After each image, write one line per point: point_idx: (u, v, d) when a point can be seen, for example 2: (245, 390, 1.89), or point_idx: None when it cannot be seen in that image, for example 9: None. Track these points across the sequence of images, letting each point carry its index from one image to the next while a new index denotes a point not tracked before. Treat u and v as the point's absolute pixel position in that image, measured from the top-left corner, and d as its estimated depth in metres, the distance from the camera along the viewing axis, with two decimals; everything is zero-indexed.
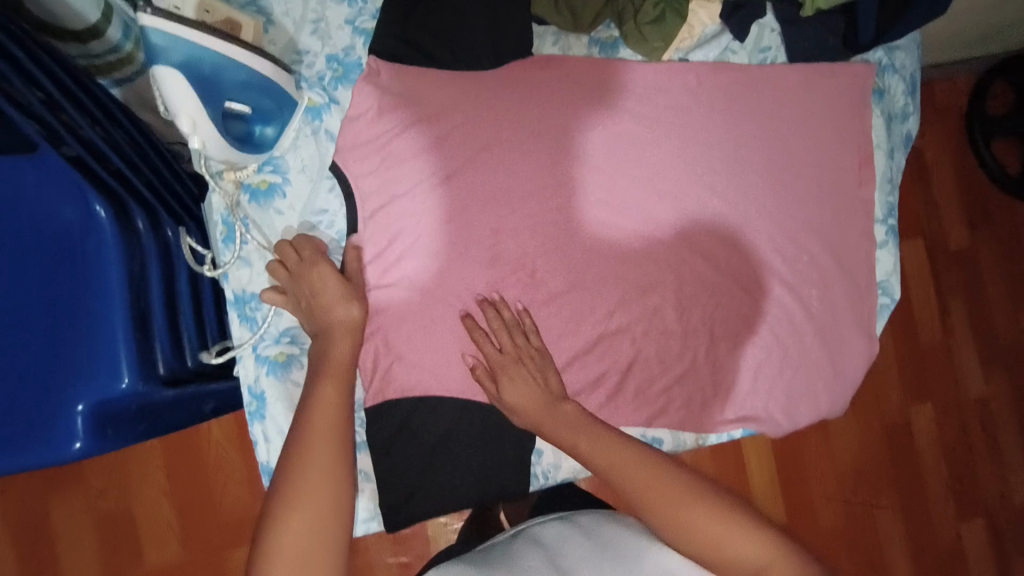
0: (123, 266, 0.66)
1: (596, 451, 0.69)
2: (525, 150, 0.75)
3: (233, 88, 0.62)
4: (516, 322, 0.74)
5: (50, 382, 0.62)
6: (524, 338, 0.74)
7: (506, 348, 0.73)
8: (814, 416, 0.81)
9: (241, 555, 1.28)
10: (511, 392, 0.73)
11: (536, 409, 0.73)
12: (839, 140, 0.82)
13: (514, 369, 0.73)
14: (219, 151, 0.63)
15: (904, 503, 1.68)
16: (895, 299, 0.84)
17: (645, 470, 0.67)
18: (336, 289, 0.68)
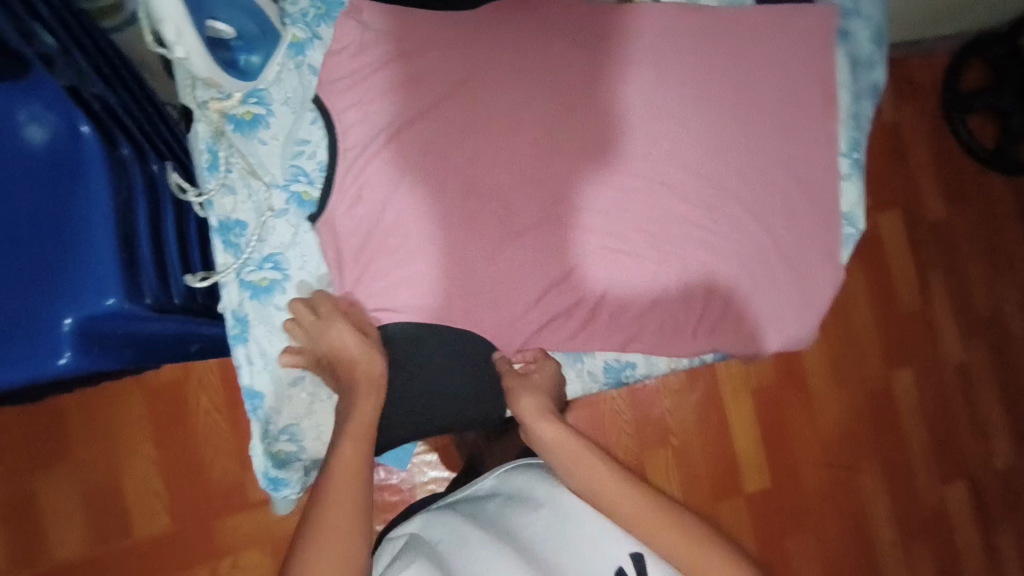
0: (110, 190, 0.68)
1: (567, 450, 0.82)
2: (502, 83, 0.78)
3: (216, 4, 0.65)
4: (552, 368, 0.85)
5: (39, 298, 0.64)
6: (553, 372, 0.85)
7: (536, 376, 0.84)
8: (783, 341, 0.85)
9: (228, 524, 1.28)
10: (529, 403, 0.81)
11: (536, 405, 0.82)
12: (804, 76, 0.86)
13: (540, 382, 0.84)
14: (204, 67, 0.65)
15: (887, 467, 1.70)
16: (860, 229, 0.88)
17: (604, 469, 0.81)
18: (356, 348, 0.73)
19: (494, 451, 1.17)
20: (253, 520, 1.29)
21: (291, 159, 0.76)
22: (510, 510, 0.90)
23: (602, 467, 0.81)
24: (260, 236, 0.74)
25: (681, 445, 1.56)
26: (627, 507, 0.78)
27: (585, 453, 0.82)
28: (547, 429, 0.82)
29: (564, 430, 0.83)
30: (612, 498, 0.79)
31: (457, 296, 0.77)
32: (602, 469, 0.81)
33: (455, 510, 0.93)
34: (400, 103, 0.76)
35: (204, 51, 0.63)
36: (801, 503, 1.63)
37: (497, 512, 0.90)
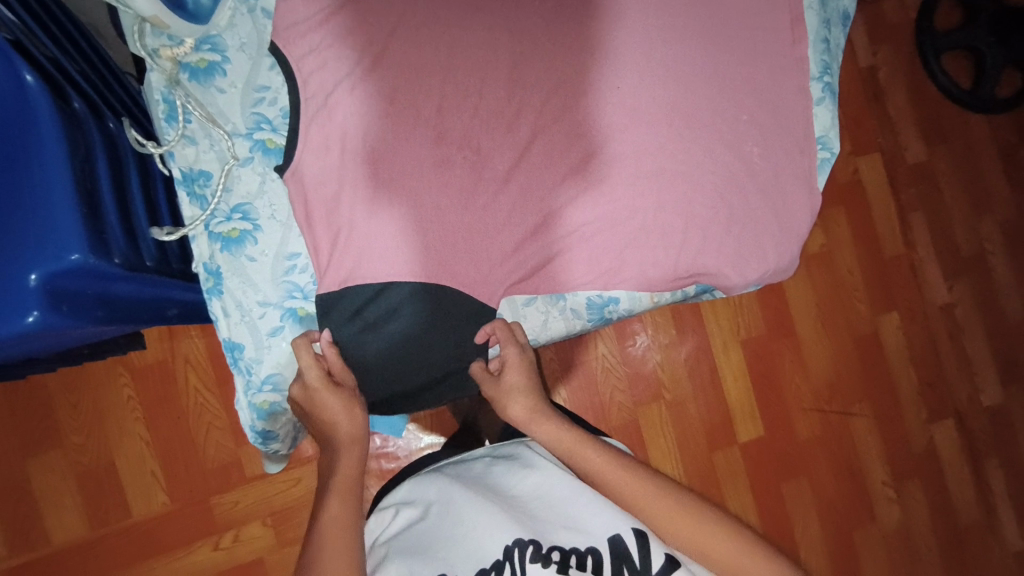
0: (63, 143, 0.65)
1: (568, 442, 0.85)
2: (463, 24, 0.77)
3: None
4: (518, 349, 0.84)
5: (2, 256, 0.62)
6: (522, 353, 0.85)
7: (512, 375, 0.85)
8: (763, 271, 0.84)
9: (227, 501, 1.28)
10: (517, 408, 0.85)
11: (530, 406, 0.86)
12: (770, 2, 0.85)
13: (513, 377, 0.85)
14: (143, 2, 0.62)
15: (877, 410, 1.72)
16: (835, 151, 0.87)
17: (592, 452, 0.84)
18: (330, 397, 0.74)
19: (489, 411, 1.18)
20: (251, 494, 1.29)
21: (251, 107, 0.74)
22: (498, 470, 0.93)
23: (599, 457, 0.84)
24: (225, 186, 0.73)
25: (673, 400, 1.58)
26: (610, 478, 0.82)
27: (579, 443, 0.85)
28: (546, 428, 0.86)
29: (562, 426, 0.86)
30: (597, 472, 0.83)
31: (430, 249, 0.74)
32: (586, 450, 0.84)
33: (442, 473, 0.95)
34: (360, 45, 0.74)
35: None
36: (793, 448, 1.65)
37: (484, 473, 0.93)
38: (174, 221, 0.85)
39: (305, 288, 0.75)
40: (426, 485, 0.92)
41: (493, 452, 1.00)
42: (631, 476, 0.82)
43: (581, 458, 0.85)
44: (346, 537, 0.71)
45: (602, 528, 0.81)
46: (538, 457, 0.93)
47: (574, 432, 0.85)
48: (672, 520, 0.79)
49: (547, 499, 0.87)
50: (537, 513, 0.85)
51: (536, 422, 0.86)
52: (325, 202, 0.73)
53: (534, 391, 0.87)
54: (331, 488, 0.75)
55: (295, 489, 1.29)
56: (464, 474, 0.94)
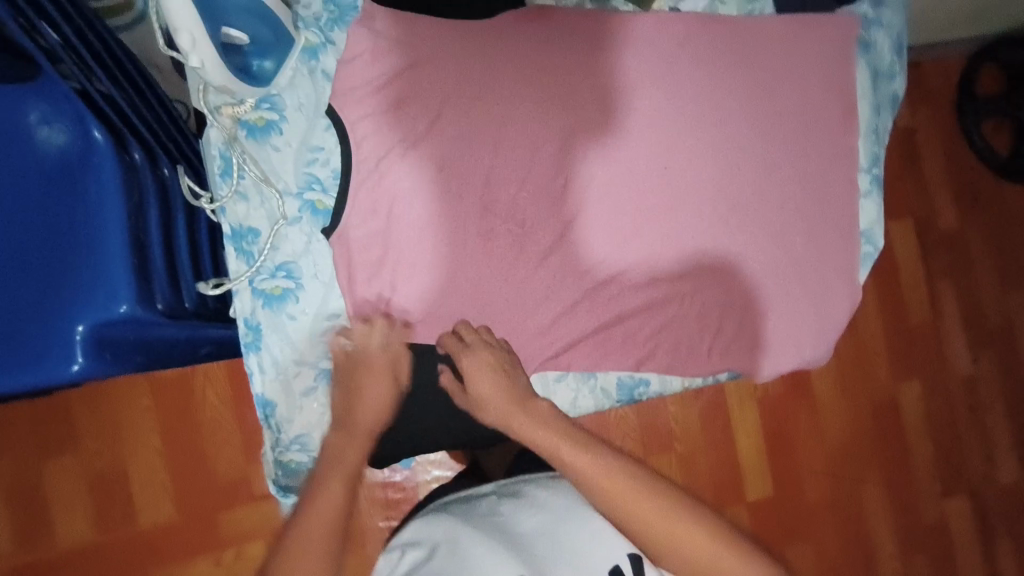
0: (122, 195, 0.68)
1: (548, 443, 0.71)
2: (518, 96, 0.77)
3: (233, 11, 0.65)
4: (474, 352, 0.73)
5: (52, 306, 0.64)
6: (482, 357, 0.73)
7: (478, 377, 0.73)
8: (797, 363, 0.84)
9: (235, 518, 1.28)
10: (491, 416, 0.74)
11: (507, 405, 0.73)
12: (824, 89, 0.84)
13: (481, 381, 0.73)
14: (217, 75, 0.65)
15: (889, 479, 1.69)
16: (879, 248, 0.85)
17: (585, 456, 0.70)
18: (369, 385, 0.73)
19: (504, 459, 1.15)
20: (256, 514, 1.29)
21: (304, 167, 0.75)
22: (507, 508, 0.83)
23: (585, 457, 0.70)
24: (273, 244, 0.74)
25: (683, 453, 1.56)
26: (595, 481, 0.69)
27: (559, 441, 0.71)
28: (525, 426, 0.72)
29: (546, 428, 0.72)
30: (596, 485, 0.69)
31: (469, 317, 0.76)
32: (580, 455, 0.70)
33: (447, 512, 0.84)
34: (414, 114, 0.75)
35: (218, 60, 0.64)
36: (801, 510, 1.63)
37: (492, 511, 0.83)
38: (216, 266, 0.84)
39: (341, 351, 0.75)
40: (430, 523, 0.82)
41: (500, 486, 0.90)
42: (620, 475, 0.70)
43: (564, 457, 0.70)
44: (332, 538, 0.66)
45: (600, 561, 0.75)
46: (544, 493, 0.84)
47: (555, 432, 0.72)
48: (658, 533, 0.67)
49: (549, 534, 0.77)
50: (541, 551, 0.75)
51: (514, 422, 0.73)
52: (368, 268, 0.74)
53: (509, 393, 0.74)
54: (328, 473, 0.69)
55: None
56: (470, 512, 0.83)
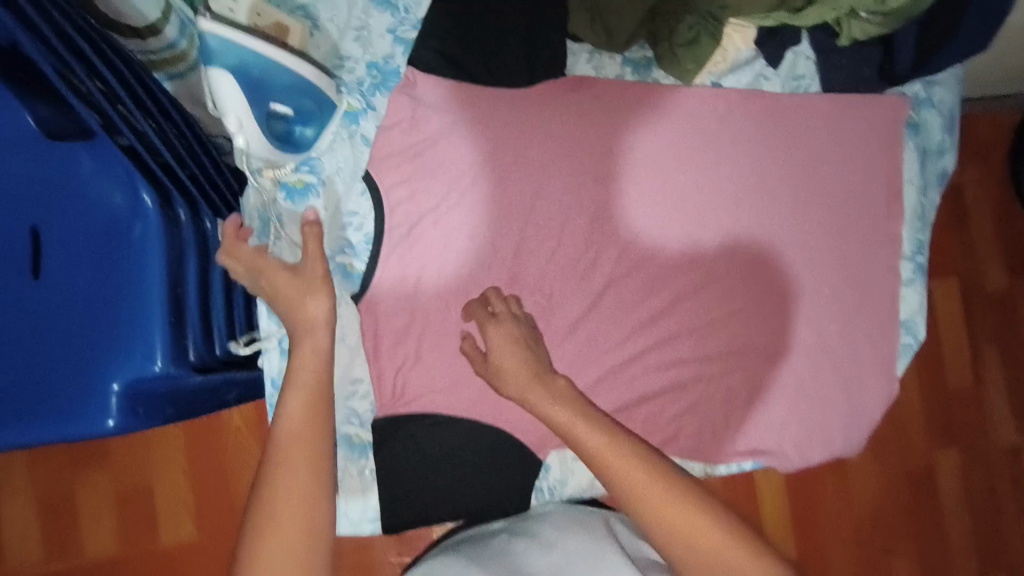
0: (163, 255, 0.70)
1: (558, 417, 0.63)
2: (553, 169, 0.77)
3: (279, 90, 0.65)
4: (504, 322, 0.69)
5: (93, 363, 0.66)
6: (506, 325, 0.69)
7: (498, 347, 0.68)
8: (828, 454, 0.81)
9: None
10: (507, 388, 0.68)
11: (523, 375, 0.66)
12: (868, 173, 0.82)
13: (504, 352, 0.68)
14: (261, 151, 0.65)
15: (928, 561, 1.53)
16: (920, 339, 0.82)
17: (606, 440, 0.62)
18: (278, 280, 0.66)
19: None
20: None
21: (338, 231, 0.75)
22: (528, 551, 0.66)
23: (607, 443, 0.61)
24: None
25: None
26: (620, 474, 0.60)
27: (576, 421, 0.63)
28: (541, 402, 0.65)
29: (563, 406, 0.64)
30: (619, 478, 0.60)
31: (487, 392, 0.74)
32: (601, 439, 0.62)
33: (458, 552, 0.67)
34: (448, 181, 0.75)
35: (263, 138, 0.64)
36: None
37: (510, 552, 0.65)
38: (248, 318, 0.85)
39: (363, 414, 0.75)
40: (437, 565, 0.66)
41: (512, 523, 0.72)
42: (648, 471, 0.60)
43: (579, 435, 0.62)
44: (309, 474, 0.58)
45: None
46: (554, 532, 0.69)
47: (575, 412, 0.63)
48: (659, 506, 0.59)
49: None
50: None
51: (528, 395, 0.66)
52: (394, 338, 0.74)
53: (527, 365, 0.67)
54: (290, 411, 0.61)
55: None
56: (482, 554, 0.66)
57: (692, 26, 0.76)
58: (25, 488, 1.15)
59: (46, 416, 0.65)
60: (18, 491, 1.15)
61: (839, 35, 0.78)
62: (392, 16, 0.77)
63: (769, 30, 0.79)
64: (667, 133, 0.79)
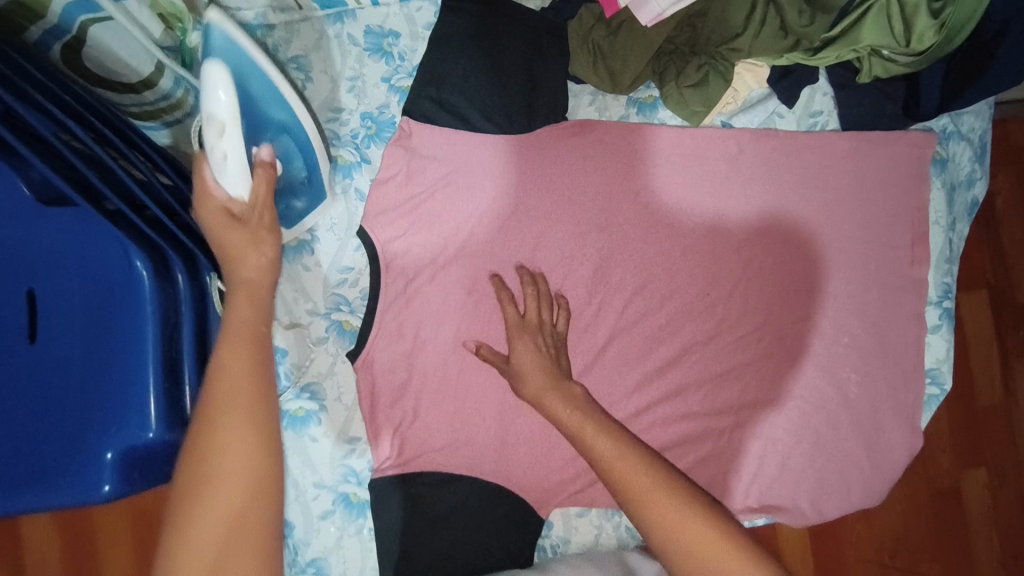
0: (157, 320, 0.68)
1: (567, 418, 0.59)
2: (554, 218, 0.75)
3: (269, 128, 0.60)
4: (527, 313, 0.68)
5: (89, 430, 0.66)
6: (529, 318, 0.69)
7: (519, 347, 0.67)
8: (846, 510, 0.76)
9: None
10: (527, 387, 0.65)
11: (541, 379, 0.64)
12: (889, 213, 0.77)
13: (522, 351, 0.66)
14: (240, 179, 0.55)
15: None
16: (945, 390, 0.77)
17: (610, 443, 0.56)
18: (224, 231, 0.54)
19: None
20: None
21: (333, 288, 0.73)
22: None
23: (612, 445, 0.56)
24: (299, 364, 0.71)
25: None
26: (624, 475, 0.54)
27: (584, 421, 0.59)
28: (554, 405, 0.61)
29: (578, 407, 0.60)
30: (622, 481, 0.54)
31: (487, 450, 0.73)
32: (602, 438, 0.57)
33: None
34: (445, 234, 0.73)
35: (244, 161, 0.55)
36: None
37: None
38: None
39: (361, 474, 0.72)
40: None
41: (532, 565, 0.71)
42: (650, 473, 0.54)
43: (587, 439, 0.57)
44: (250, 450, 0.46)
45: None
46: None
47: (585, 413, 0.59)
48: (646, 497, 0.53)
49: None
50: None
51: (545, 398, 0.63)
52: (389, 396, 0.72)
53: (548, 363, 0.65)
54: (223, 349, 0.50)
55: None
56: None
57: (699, 66, 0.73)
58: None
59: (41, 483, 0.64)
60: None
61: (860, 73, 0.74)
62: (387, 64, 0.76)
63: (783, 69, 0.74)
64: (666, 177, 0.76)
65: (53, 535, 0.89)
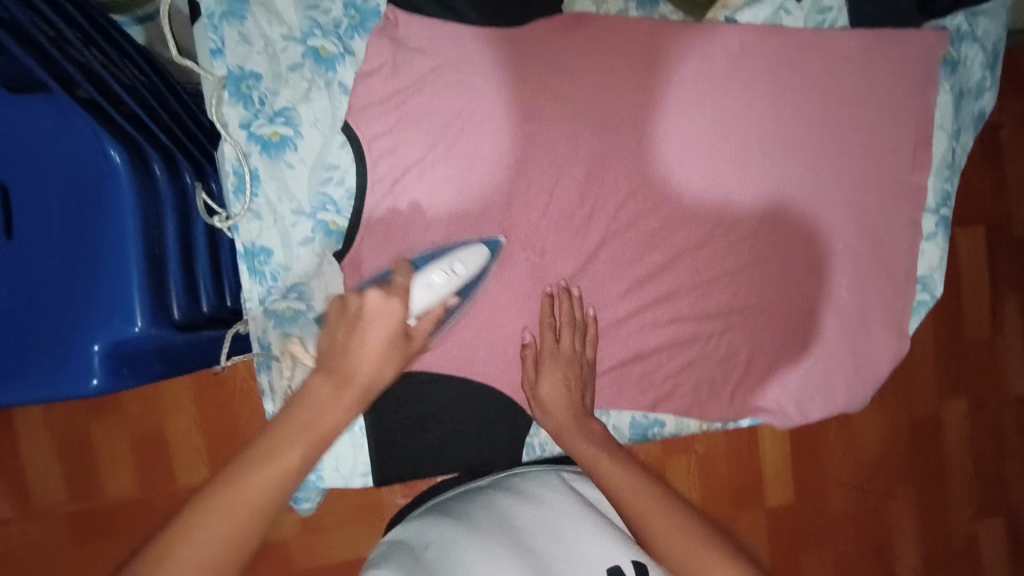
0: (139, 215, 0.67)
1: (586, 452, 0.71)
2: (550, 118, 0.72)
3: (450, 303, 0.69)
4: (565, 334, 0.73)
5: (74, 324, 0.65)
6: (570, 342, 0.73)
7: (547, 381, 0.72)
8: (829, 412, 0.78)
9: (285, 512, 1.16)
10: (551, 419, 0.73)
11: (568, 416, 0.72)
12: (896, 117, 0.74)
13: (552, 385, 0.72)
14: (423, 304, 0.65)
15: (948, 519, 1.43)
16: (935, 297, 0.77)
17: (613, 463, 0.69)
18: (378, 339, 0.61)
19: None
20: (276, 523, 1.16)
21: (317, 186, 0.71)
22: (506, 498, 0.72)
23: (615, 466, 0.69)
24: (286, 262, 0.71)
25: (707, 457, 1.35)
26: (618, 483, 0.68)
27: (598, 454, 0.70)
28: (576, 444, 0.71)
29: (597, 446, 0.71)
30: (618, 493, 0.67)
31: (477, 351, 0.73)
32: (603, 456, 0.70)
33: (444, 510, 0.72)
34: (433, 131, 0.70)
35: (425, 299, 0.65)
36: (818, 521, 1.39)
37: (491, 503, 0.71)
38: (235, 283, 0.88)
39: None
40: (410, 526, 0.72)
41: (497, 478, 0.76)
42: (637, 480, 0.67)
43: (601, 466, 0.69)
44: (240, 536, 0.50)
45: (601, 562, 0.65)
46: (539, 488, 0.73)
47: (602, 449, 0.71)
48: (640, 509, 0.65)
49: (554, 535, 0.68)
50: (542, 547, 0.66)
51: (567, 434, 0.72)
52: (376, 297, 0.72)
53: (574, 403, 0.73)
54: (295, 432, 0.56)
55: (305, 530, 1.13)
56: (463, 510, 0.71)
57: None
58: (40, 431, 1.10)
59: (27, 377, 0.64)
60: (36, 435, 1.10)
61: None
62: None
63: None
64: (667, 74, 0.72)
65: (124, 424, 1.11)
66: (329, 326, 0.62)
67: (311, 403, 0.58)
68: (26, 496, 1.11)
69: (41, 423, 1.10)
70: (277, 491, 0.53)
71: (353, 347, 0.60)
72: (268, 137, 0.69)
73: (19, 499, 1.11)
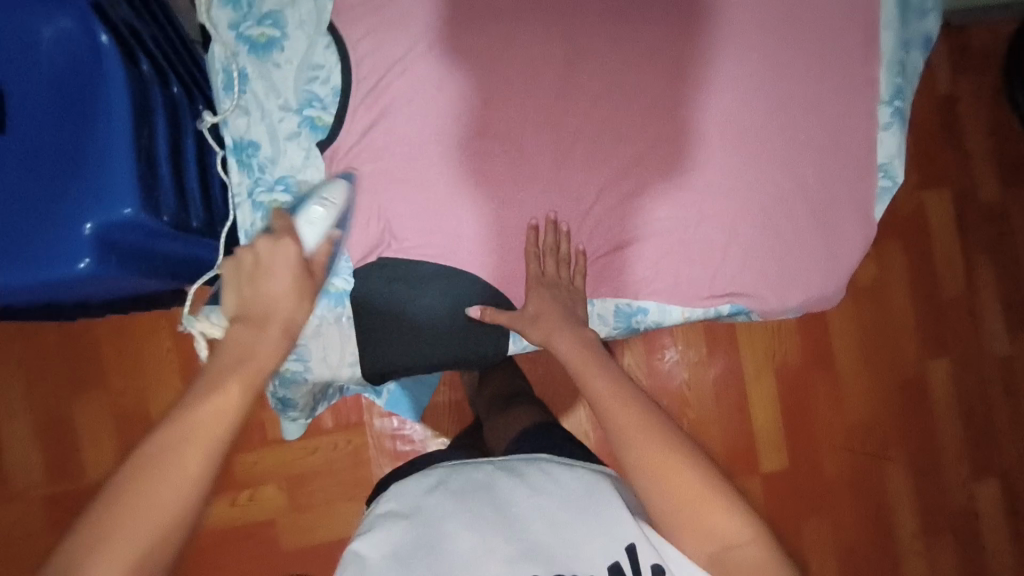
0: (129, 106, 0.70)
1: (583, 372, 0.67)
2: (524, 18, 0.76)
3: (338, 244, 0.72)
4: (552, 263, 0.76)
5: (62, 209, 0.66)
6: (556, 269, 0.76)
7: (535, 298, 0.74)
8: (805, 298, 0.81)
9: (274, 489, 1.13)
10: (533, 332, 0.73)
11: (556, 322, 0.73)
12: (843, 16, 0.81)
13: (543, 303, 0.74)
14: (313, 241, 0.68)
15: (942, 480, 1.36)
16: (896, 181, 0.83)
17: (609, 387, 0.65)
18: (283, 280, 0.63)
19: (484, 390, 1.08)
20: (261, 501, 1.13)
21: (304, 84, 0.75)
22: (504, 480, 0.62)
23: (608, 386, 0.65)
24: (274, 156, 0.75)
25: (699, 421, 1.28)
26: (609, 405, 0.63)
27: (587, 362, 0.68)
28: (563, 342, 0.70)
29: (588, 352, 0.69)
30: (613, 417, 0.62)
31: (463, 242, 0.76)
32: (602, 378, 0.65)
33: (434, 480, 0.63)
34: (413, 27, 0.74)
35: (318, 230, 0.68)
36: (816, 485, 1.32)
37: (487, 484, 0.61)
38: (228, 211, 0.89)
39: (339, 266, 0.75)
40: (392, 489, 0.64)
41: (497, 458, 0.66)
42: (635, 405, 0.62)
43: (588, 379, 0.66)
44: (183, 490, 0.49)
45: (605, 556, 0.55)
46: (537, 472, 0.63)
47: (599, 363, 0.68)
48: (630, 434, 0.60)
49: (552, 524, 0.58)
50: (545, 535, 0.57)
51: (556, 338, 0.72)
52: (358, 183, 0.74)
53: (566, 316, 0.73)
54: (225, 370, 0.56)
55: (297, 501, 1.14)
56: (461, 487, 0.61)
57: None
58: (19, 410, 1.08)
59: (13, 262, 0.64)
60: (17, 413, 1.08)
61: None
62: None
63: None
64: None
65: (107, 399, 1.10)
66: (233, 286, 0.64)
67: (234, 345, 0.59)
68: (10, 476, 1.08)
69: (19, 401, 1.08)
70: (220, 433, 0.52)
71: (260, 290, 0.62)
72: (256, 38, 0.75)
73: (2, 477, 1.08)
